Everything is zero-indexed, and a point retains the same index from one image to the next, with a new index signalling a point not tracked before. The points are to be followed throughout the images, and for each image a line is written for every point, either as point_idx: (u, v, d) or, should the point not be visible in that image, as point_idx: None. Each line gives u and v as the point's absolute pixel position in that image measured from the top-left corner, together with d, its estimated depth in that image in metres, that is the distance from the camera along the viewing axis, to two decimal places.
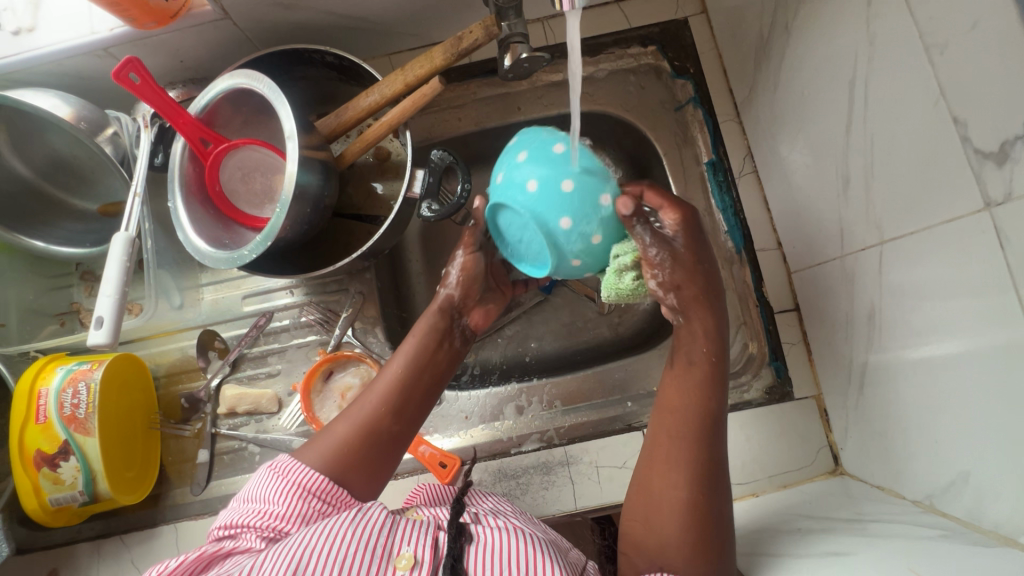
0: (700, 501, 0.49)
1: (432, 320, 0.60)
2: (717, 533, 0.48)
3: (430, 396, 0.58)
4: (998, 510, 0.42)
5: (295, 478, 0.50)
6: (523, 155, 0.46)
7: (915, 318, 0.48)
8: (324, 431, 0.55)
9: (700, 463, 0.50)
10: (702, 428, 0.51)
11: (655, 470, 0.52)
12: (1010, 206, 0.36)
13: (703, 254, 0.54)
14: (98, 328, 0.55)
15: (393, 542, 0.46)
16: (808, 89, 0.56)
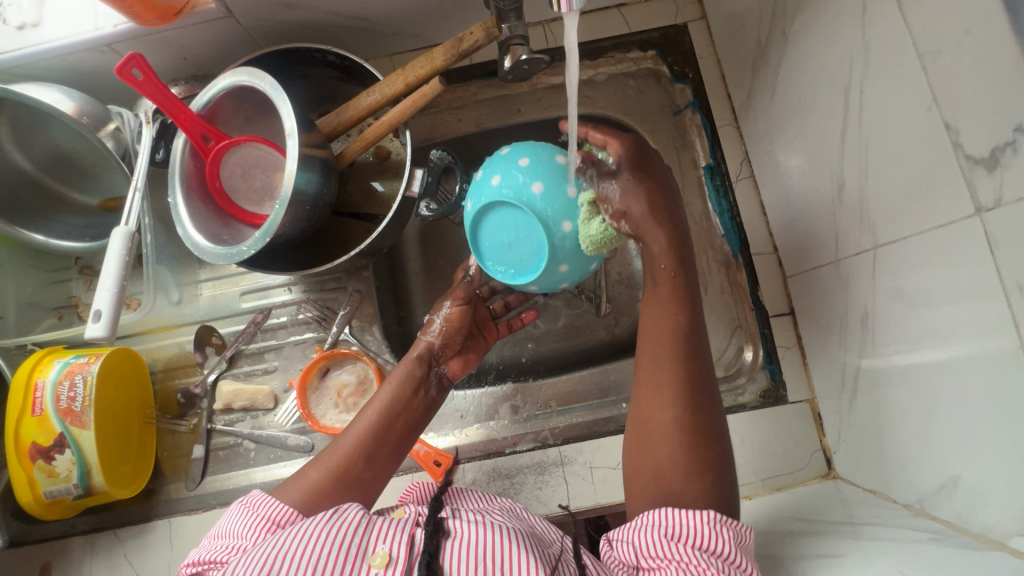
0: (688, 417, 0.49)
1: (410, 368, 0.62)
2: (716, 453, 0.49)
3: (404, 442, 0.58)
4: (987, 513, 0.42)
5: (264, 512, 0.50)
6: (480, 173, 0.57)
7: (908, 323, 0.48)
8: (296, 475, 0.55)
9: (683, 380, 0.51)
10: (685, 348, 0.52)
11: (645, 406, 0.52)
12: (1000, 211, 0.37)
13: (649, 174, 0.55)
14: (95, 322, 0.56)
15: (368, 542, 0.46)
16: (804, 95, 0.57)
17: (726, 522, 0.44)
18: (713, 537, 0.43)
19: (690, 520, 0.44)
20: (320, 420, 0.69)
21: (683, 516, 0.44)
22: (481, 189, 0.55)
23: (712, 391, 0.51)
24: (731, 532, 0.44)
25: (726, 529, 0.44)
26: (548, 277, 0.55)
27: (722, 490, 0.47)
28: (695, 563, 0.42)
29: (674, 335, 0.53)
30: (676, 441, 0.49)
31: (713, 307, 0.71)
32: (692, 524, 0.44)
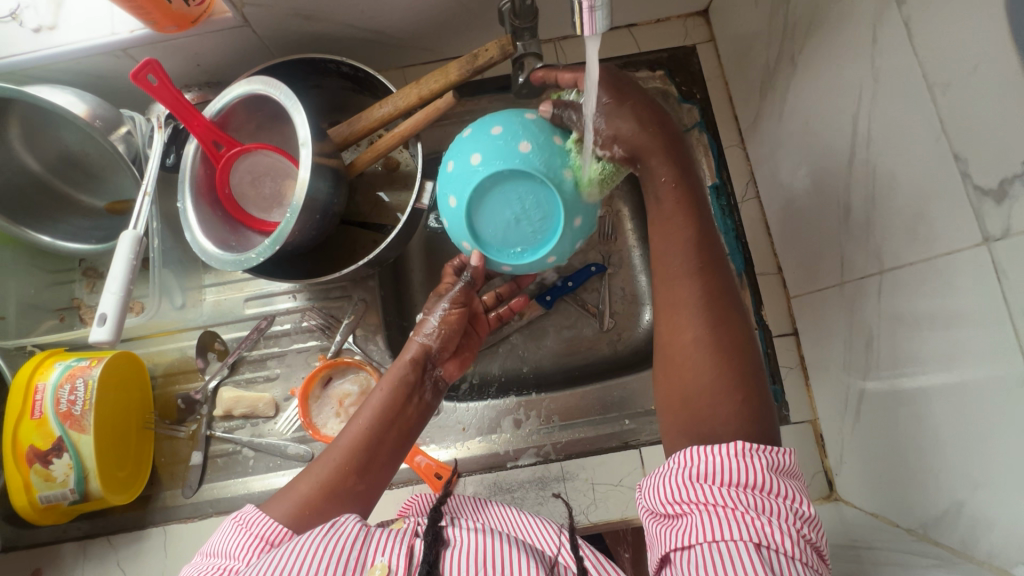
0: (715, 333, 0.48)
1: (405, 371, 0.59)
2: (747, 366, 0.48)
3: (399, 449, 0.57)
4: (992, 541, 0.42)
5: (258, 531, 0.48)
6: (452, 164, 0.55)
7: (913, 347, 0.48)
8: (287, 490, 0.53)
9: (702, 290, 0.50)
10: (706, 257, 0.51)
11: (667, 328, 0.51)
12: (1009, 242, 0.37)
13: (629, 94, 0.53)
14: (100, 325, 0.55)
15: (367, 553, 0.44)
16: (812, 119, 0.58)
17: (755, 450, 0.42)
18: (742, 470, 0.41)
19: (715, 459, 0.42)
20: (321, 429, 0.69)
21: (707, 454, 0.43)
22: (463, 179, 0.53)
23: (734, 303, 0.51)
24: (761, 460, 0.42)
25: (757, 458, 0.42)
26: (567, 235, 0.55)
27: (758, 405, 0.46)
28: (724, 501, 0.40)
29: (692, 243, 0.52)
30: (703, 360, 0.48)
31: None
32: (717, 460, 0.42)
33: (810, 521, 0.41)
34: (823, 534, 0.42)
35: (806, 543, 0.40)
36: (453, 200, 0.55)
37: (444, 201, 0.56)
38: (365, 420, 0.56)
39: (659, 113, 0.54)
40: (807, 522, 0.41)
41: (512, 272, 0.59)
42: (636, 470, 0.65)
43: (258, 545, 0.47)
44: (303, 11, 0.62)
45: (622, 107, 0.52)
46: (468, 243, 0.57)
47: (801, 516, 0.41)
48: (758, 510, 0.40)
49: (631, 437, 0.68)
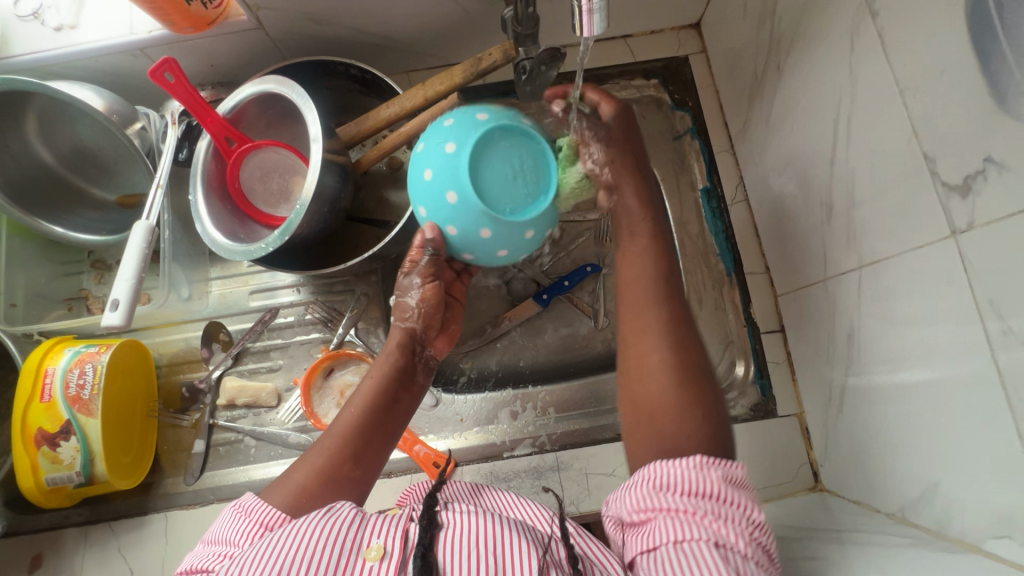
0: (676, 355, 0.51)
1: (396, 357, 0.61)
2: (710, 389, 0.50)
3: (392, 435, 0.58)
4: (963, 519, 0.44)
5: (257, 518, 0.48)
6: (450, 121, 0.51)
7: (889, 338, 0.51)
8: (285, 476, 0.54)
9: (664, 320, 0.53)
10: (669, 294, 0.55)
11: (636, 347, 0.53)
12: (973, 234, 0.40)
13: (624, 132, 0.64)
14: (112, 311, 0.57)
15: (363, 536, 0.46)
16: (797, 125, 0.61)
17: (711, 463, 0.44)
18: (698, 480, 0.43)
19: (677, 471, 0.44)
20: (323, 419, 0.71)
21: (668, 467, 0.45)
22: (470, 130, 0.50)
23: (693, 334, 0.53)
24: (717, 472, 0.44)
25: (712, 469, 0.44)
26: (547, 214, 0.51)
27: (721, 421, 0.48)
28: (686, 507, 0.42)
29: (660, 278, 0.56)
30: (665, 377, 0.50)
31: (707, 323, 0.74)
32: (679, 472, 0.44)
33: (760, 526, 0.43)
34: (773, 540, 0.44)
35: (756, 544, 0.42)
36: (452, 149, 0.49)
37: (436, 152, 0.50)
38: (358, 407, 0.57)
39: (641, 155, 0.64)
40: (759, 528, 0.44)
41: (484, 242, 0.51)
42: None
43: (257, 530, 0.48)
44: (314, 15, 0.65)
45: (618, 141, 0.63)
46: (453, 195, 0.49)
47: (753, 522, 0.43)
48: (715, 515, 0.42)
49: None
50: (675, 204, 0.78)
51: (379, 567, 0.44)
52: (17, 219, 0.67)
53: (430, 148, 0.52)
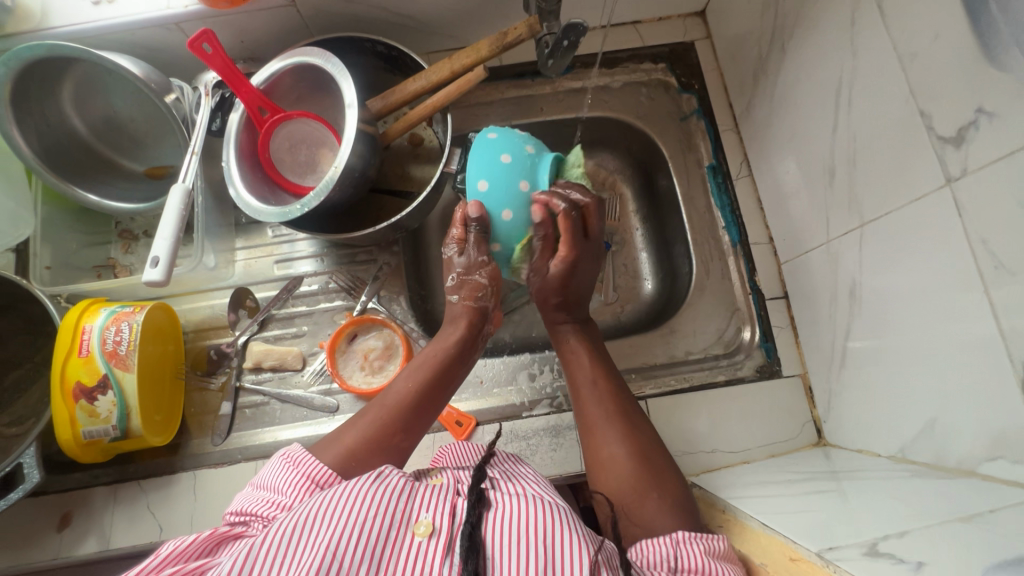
0: (637, 451, 0.56)
1: (461, 335, 0.66)
2: (661, 468, 0.55)
3: (435, 411, 0.62)
4: (959, 448, 0.48)
5: (306, 471, 0.51)
6: (527, 148, 0.62)
7: (888, 288, 0.55)
8: (333, 435, 0.57)
9: (609, 415, 0.60)
10: (614, 394, 0.62)
11: (593, 453, 0.58)
12: (966, 179, 0.44)
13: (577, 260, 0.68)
14: (152, 268, 0.59)
15: (413, 509, 0.48)
16: (800, 100, 0.66)
17: (693, 537, 0.47)
18: (683, 557, 0.46)
19: (665, 547, 0.47)
20: (347, 381, 0.73)
21: (653, 544, 0.48)
22: (538, 168, 0.62)
23: (638, 419, 0.60)
24: (700, 546, 0.47)
25: (696, 543, 0.47)
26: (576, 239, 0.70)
27: (676, 490, 0.54)
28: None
29: (598, 375, 0.64)
30: (630, 470, 0.55)
31: (715, 291, 0.78)
32: (663, 549, 0.47)
33: None
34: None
35: None
36: (524, 184, 0.61)
37: (506, 176, 0.61)
38: (413, 383, 0.61)
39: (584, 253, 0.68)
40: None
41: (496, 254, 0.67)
42: (643, 418, 0.71)
43: (306, 484, 0.50)
44: None
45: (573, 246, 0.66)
46: (510, 213, 0.62)
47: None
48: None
49: (637, 390, 0.73)
50: (683, 180, 0.82)
51: (428, 543, 0.46)
52: (52, 184, 0.69)
53: (500, 161, 0.60)
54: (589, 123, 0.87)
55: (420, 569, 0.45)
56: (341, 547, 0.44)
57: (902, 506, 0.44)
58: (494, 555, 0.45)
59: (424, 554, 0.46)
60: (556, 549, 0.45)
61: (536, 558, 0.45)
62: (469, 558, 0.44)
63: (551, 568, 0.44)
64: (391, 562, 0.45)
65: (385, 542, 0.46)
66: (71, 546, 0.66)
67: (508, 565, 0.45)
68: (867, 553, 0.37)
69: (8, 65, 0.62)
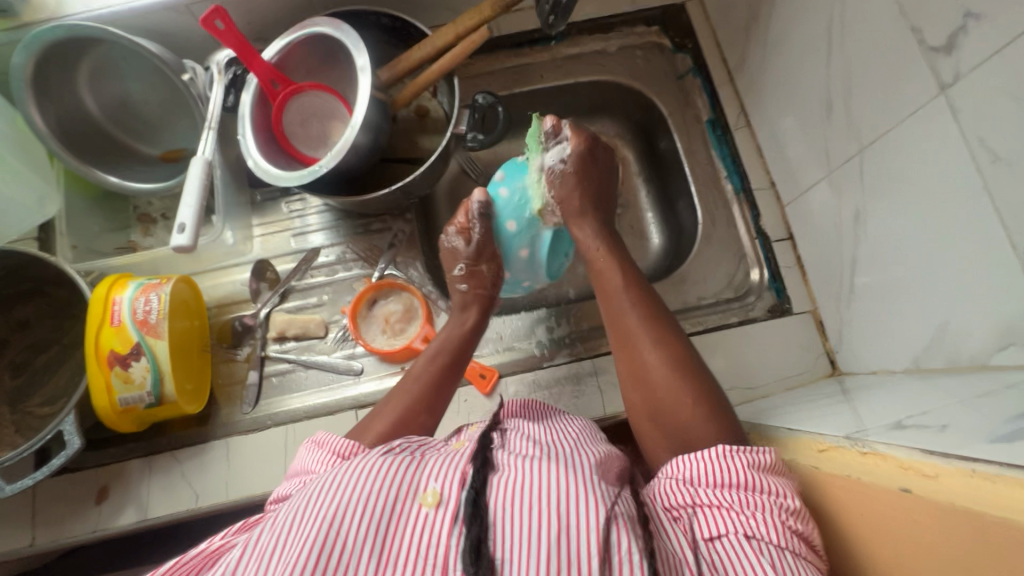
0: (666, 356, 0.54)
1: (475, 320, 0.68)
2: (698, 372, 0.53)
3: (455, 382, 0.63)
4: (972, 345, 0.50)
5: (332, 447, 0.52)
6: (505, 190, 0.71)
7: (891, 206, 0.57)
8: (361, 426, 0.57)
9: (648, 324, 0.57)
10: (648, 308, 0.59)
11: (629, 357, 0.57)
12: (959, 84, 0.47)
13: (598, 169, 0.71)
14: (179, 234, 0.61)
15: (420, 479, 0.45)
16: (793, 43, 0.68)
17: (735, 450, 0.44)
18: (726, 470, 0.43)
19: (704, 462, 0.44)
20: (370, 343, 0.75)
21: (697, 459, 0.44)
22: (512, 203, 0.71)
23: (673, 329, 0.57)
24: (743, 459, 0.43)
25: (739, 458, 0.43)
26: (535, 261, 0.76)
27: (713, 394, 0.52)
28: (714, 501, 0.42)
29: (628, 290, 0.60)
30: (663, 376, 0.53)
31: (721, 239, 0.80)
32: (707, 463, 0.44)
33: (797, 513, 0.41)
34: (814, 528, 0.42)
35: (790, 532, 0.40)
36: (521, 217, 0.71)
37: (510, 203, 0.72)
38: (429, 366, 0.62)
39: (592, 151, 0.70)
40: (794, 515, 0.42)
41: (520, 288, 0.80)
42: None
43: (330, 458, 0.50)
44: None
45: (588, 145, 0.69)
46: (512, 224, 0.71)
47: (788, 510, 0.41)
48: (744, 505, 0.41)
49: None
50: (683, 135, 0.85)
51: (434, 514, 0.42)
52: (73, 168, 0.70)
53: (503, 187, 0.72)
54: (589, 87, 0.89)
55: (428, 542, 0.41)
56: (342, 521, 0.41)
57: (922, 399, 0.46)
58: (501, 520, 0.42)
59: (432, 525, 0.42)
60: (564, 513, 0.41)
61: (543, 524, 0.41)
62: (473, 524, 0.41)
63: (558, 541, 0.40)
64: (398, 536, 0.41)
65: (391, 516, 0.42)
66: (111, 517, 0.67)
67: (517, 532, 0.41)
68: (893, 427, 0.39)
69: (30, 48, 0.65)
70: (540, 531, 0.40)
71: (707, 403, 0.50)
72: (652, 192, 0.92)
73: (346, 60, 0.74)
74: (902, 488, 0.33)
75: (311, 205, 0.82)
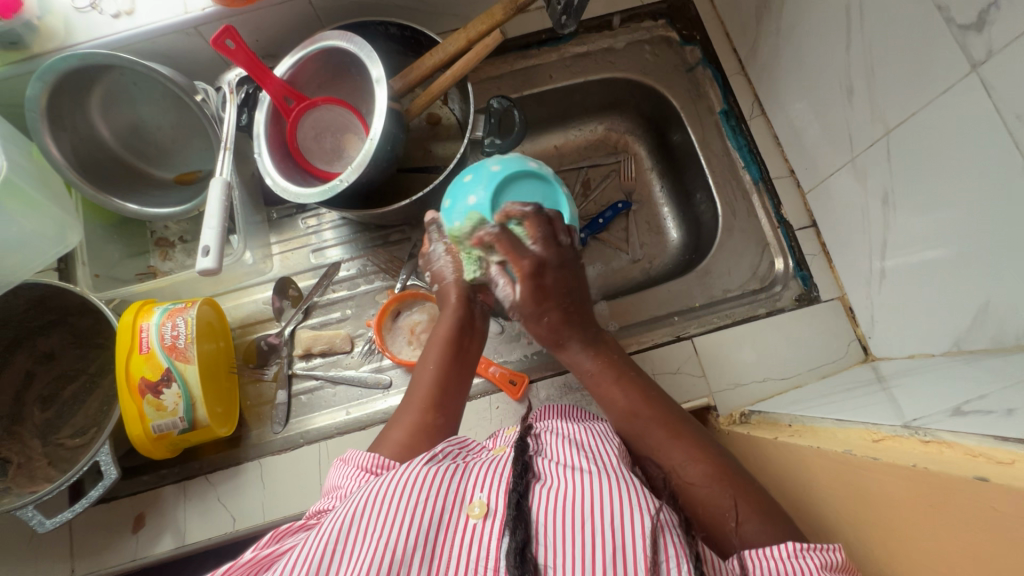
0: (709, 467, 0.50)
1: (458, 311, 0.64)
2: (734, 477, 0.49)
3: (466, 380, 0.62)
4: (1018, 325, 0.49)
5: (357, 462, 0.52)
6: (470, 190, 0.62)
7: (921, 188, 0.57)
8: (381, 436, 0.58)
9: (673, 436, 0.53)
10: (669, 418, 0.54)
11: (664, 482, 0.51)
12: (993, 61, 0.47)
13: (566, 286, 0.59)
14: (205, 256, 0.60)
15: (466, 487, 0.45)
16: (808, 29, 0.67)
17: (807, 549, 0.41)
18: (794, 571, 0.40)
19: (773, 561, 0.41)
20: (398, 355, 0.75)
21: (761, 559, 0.42)
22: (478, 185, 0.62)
23: (695, 428, 0.54)
24: (816, 559, 0.41)
25: (810, 557, 0.41)
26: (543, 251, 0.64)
27: (761, 500, 0.47)
28: None
29: (640, 404, 0.55)
30: (709, 500, 0.48)
31: (743, 229, 0.79)
32: (771, 565, 0.41)
33: None
34: None
35: None
36: (472, 198, 0.62)
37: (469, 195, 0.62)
38: (432, 367, 0.61)
39: (552, 269, 0.58)
40: None
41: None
42: (692, 357, 0.73)
43: (359, 474, 0.51)
44: None
45: (537, 270, 0.57)
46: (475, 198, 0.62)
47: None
48: None
49: (682, 331, 0.76)
50: (697, 127, 0.84)
51: (484, 524, 0.42)
52: (91, 197, 0.70)
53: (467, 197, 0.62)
54: (599, 85, 0.88)
55: (477, 555, 0.41)
56: (391, 533, 0.41)
57: (973, 381, 0.46)
58: (545, 524, 0.41)
59: (479, 536, 0.42)
60: (610, 517, 0.41)
61: (591, 528, 0.40)
62: (518, 528, 0.41)
63: (608, 548, 0.40)
64: (446, 547, 0.42)
65: (439, 527, 0.42)
66: (149, 545, 0.67)
67: (562, 539, 0.40)
68: (954, 414, 0.39)
69: (43, 79, 0.65)
70: (588, 535, 0.40)
71: (759, 515, 0.46)
72: (668, 187, 0.92)
73: (358, 72, 0.74)
74: (977, 476, 0.32)
75: (326, 220, 0.82)
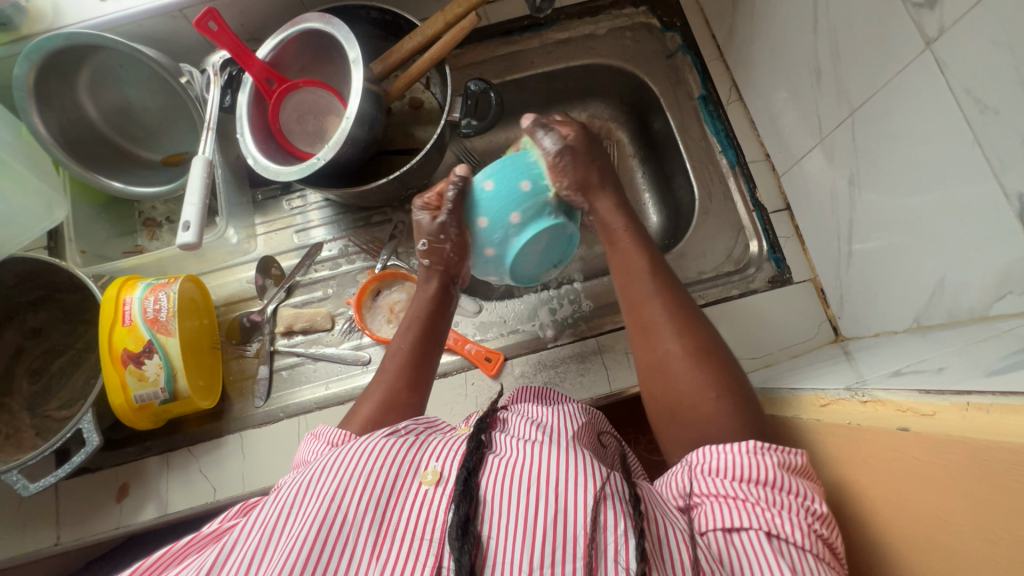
0: (692, 345, 0.54)
1: (435, 293, 0.65)
2: (720, 362, 0.53)
3: (436, 358, 0.64)
4: (971, 298, 0.50)
5: (327, 437, 0.54)
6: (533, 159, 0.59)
7: (884, 167, 0.58)
8: (353, 409, 0.60)
9: (671, 313, 0.56)
10: (670, 296, 0.58)
11: (649, 349, 0.56)
12: (944, 37, 0.47)
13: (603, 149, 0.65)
14: (185, 231, 0.62)
15: (421, 459, 0.46)
16: (780, 13, 0.68)
17: (767, 448, 0.44)
18: (752, 466, 0.43)
19: (732, 455, 0.44)
20: (377, 333, 0.76)
21: (721, 451, 0.45)
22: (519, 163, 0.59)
23: (697, 315, 0.57)
24: (772, 458, 0.43)
25: (769, 455, 0.43)
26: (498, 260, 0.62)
27: (736, 387, 0.51)
28: (738, 494, 0.42)
29: (651, 279, 0.59)
30: (686, 372, 0.53)
31: (719, 213, 0.80)
32: (729, 457, 0.44)
33: (823, 519, 0.41)
34: (839, 536, 0.41)
35: (815, 538, 0.40)
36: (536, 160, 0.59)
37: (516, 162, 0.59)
38: (405, 344, 0.63)
39: (591, 144, 0.63)
40: (821, 520, 0.41)
41: (493, 259, 0.61)
42: None
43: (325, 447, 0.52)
44: None
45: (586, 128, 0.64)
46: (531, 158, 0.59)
47: (814, 513, 0.41)
48: (769, 504, 0.41)
49: None
50: (676, 112, 0.85)
51: (434, 491, 0.44)
52: (78, 175, 0.72)
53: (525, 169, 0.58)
54: (579, 71, 0.89)
55: (424, 518, 0.42)
56: (343, 499, 0.42)
57: (923, 351, 0.47)
58: (492, 498, 0.42)
59: (430, 502, 0.43)
60: (558, 485, 0.42)
61: (536, 496, 0.41)
62: (462, 502, 0.42)
63: (551, 517, 0.40)
64: (396, 512, 0.43)
65: (392, 493, 0.44)
66: (131, 514, 0.68)
67: (506, 510, 0.41)
68: (893, 376, 0.40)
69: (31, 59, 0.66)
70: (535, 503, 0.41)
71: (733, 396, 0.50)
72: (649, 172, 0.93)
73: (338, 54, 0.76)
74: (902, 427, 0.34)
75: (311, 201, 0.83)
